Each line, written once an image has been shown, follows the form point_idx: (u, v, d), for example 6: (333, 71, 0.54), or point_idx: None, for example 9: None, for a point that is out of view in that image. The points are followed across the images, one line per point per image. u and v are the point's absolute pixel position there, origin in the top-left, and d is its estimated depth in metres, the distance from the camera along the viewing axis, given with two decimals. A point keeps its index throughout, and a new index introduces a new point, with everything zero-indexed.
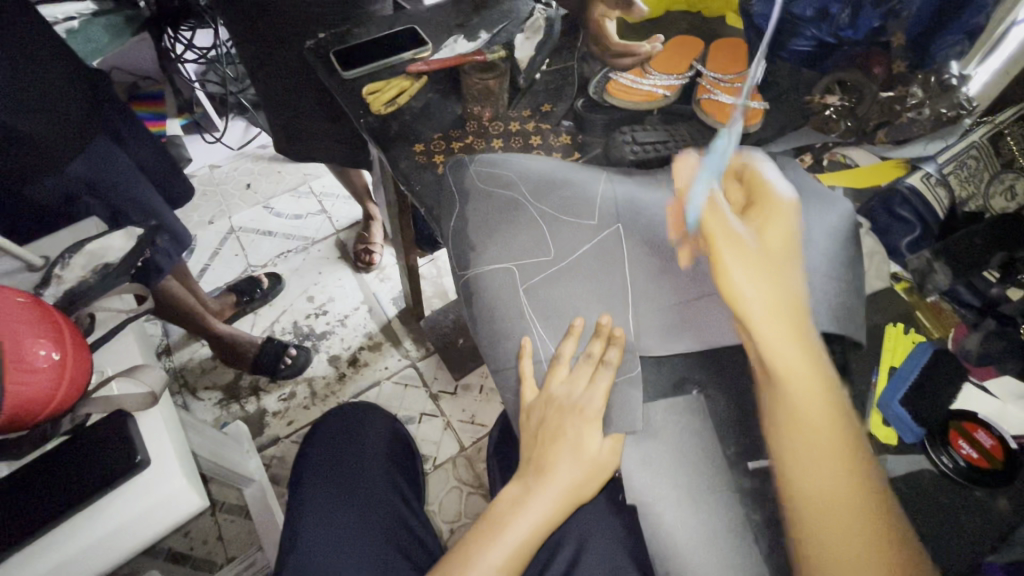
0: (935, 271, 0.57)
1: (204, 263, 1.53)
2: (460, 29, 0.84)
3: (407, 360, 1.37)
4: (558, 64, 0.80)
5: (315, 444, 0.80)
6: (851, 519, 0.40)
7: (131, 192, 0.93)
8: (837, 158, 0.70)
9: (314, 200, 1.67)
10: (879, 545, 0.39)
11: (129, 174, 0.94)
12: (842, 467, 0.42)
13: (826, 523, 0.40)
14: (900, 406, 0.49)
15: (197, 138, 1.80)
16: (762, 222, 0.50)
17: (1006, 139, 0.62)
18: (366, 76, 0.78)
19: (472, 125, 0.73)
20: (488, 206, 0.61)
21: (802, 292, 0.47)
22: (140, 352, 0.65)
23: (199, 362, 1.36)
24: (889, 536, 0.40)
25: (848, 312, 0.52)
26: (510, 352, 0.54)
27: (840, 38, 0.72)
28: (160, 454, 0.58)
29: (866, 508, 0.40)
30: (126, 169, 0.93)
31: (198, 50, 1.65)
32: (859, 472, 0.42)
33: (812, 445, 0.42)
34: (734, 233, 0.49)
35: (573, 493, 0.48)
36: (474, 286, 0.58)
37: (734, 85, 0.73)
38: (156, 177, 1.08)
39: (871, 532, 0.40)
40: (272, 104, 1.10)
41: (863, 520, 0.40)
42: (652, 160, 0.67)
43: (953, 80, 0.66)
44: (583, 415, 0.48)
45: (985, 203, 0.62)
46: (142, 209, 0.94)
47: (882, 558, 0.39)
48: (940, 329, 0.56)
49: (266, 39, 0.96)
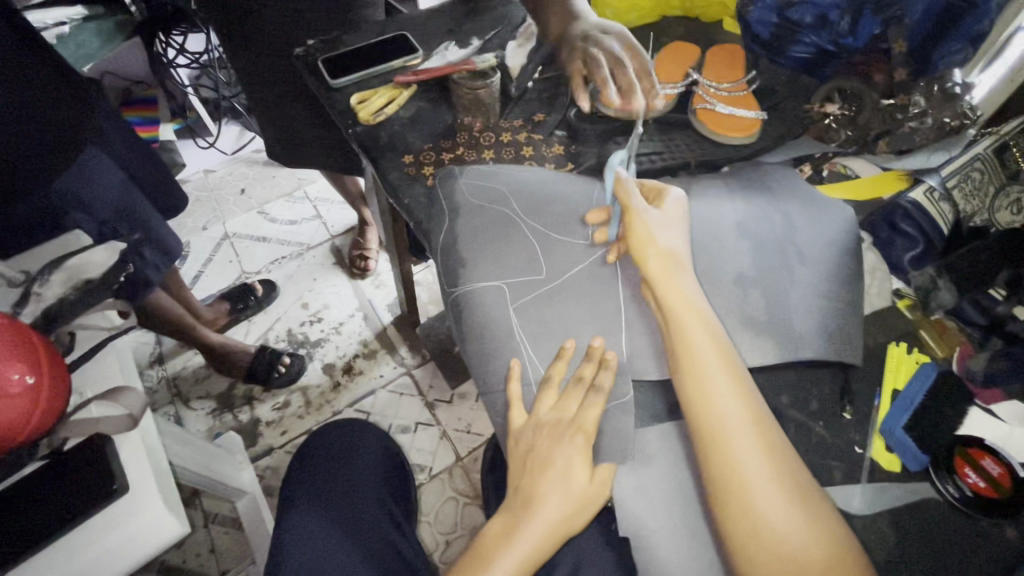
0: (939, 289, 0.56)
1: (197, 271, 1.51)
2: (452, 35, 0.82)
3: (402, 368, 1.35)
4: (551, 71, 0.78)
5: (306, 464, 0.79)
6: (756, 460, 0.41)
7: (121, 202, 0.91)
8: (837, 169, 0.69)
9: (308, 205, 1.65)
10: (788, 488, 0.40)
11: (124, 184, 0.92)
12: (747, 412, 0.43)
13: (734, 469, 0.41)
14: (903, 432, 0.48)
15: (191, 143, 1.77)
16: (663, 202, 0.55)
17: (1011, 151, 0.61)
18: (356, 84, 0.76)
19: (463, 136, 0.71)
20: (478, 223, 0.60)
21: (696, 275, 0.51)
22: (122, 372, 0.63)
23: (193, 371, 1.34)
24: (796, 477, 0.41)
25: (843, 341, 0.51)
26: (499, 375, 0.52)
27: (839, 45, 0.71)
28: (141, 479, 0.56)
29: (772, 450, 0.42)
30: (120, 177, 0.91)
31: (191, 55, 1.63)
32: (762, 417, 0.44)
33: (717, 396, 0.44)
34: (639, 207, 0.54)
35: (562, 527, 0.46)
36: (464, 303, 0.56)
37: (731, 94, 0.72)
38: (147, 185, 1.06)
39: (778, 472, 0.41)
40: (262, 111, 1.08)
41: (769, 459, 0.41)
42: (647, 173, 0.66)
43: (957, 88, 0.63)
44: (574, 444, 0.47)
45: (990, 217, 0.60)
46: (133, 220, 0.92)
47: (793, 496, 0.40)
48: (945, 350, 0.54)
49: (252, 44, 0.94)
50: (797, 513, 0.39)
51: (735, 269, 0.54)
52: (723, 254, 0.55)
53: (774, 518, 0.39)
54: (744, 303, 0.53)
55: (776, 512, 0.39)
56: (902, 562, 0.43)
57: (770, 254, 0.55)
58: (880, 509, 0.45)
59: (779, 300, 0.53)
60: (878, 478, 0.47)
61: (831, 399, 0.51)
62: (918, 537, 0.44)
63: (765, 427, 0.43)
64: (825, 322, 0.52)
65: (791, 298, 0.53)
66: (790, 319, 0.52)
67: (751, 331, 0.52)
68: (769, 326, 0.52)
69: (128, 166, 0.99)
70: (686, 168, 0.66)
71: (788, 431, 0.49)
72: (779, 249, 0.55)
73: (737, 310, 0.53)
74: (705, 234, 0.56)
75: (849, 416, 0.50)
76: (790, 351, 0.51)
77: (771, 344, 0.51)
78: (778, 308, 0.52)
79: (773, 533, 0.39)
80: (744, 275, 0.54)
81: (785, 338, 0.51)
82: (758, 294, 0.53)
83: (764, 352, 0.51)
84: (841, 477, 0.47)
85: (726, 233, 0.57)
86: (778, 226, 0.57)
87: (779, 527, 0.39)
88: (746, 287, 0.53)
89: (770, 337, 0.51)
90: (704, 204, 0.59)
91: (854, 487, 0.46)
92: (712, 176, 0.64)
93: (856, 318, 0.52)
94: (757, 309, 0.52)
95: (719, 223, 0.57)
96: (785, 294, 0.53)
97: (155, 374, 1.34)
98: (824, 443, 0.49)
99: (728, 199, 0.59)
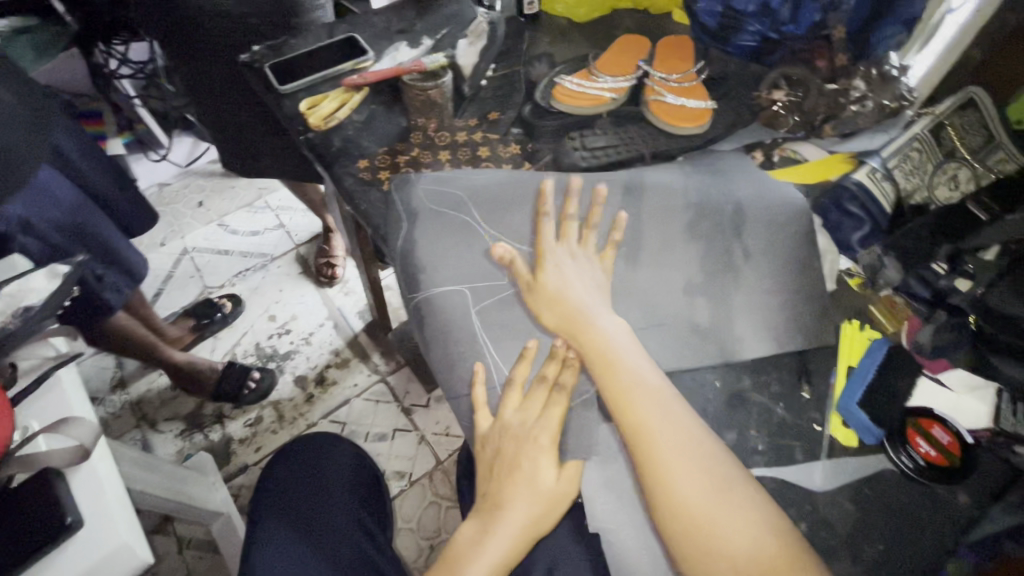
0: (886, 266, 0.59)
1: (157, 288, 1.46)
2: (403, 35, 0.80)
3: (376, 375, 1.33)
4: (504, 68, 0.77)
5: (275, 483, 0.77)
6: (694, 483, 0.44)
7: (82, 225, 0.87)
8: (786, 154, 0.69)
9: (271, 215, 1.60)
10: (723, 508, 0.44)
11: (77, 202, 0.86)
12: (678, 442, 0.46)
13: (675, 497, 0.44)
14: (859, 408, 0.51)
15: (141, 156, 1.70)
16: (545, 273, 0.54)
17: (948, 130, 0.64)
18: (307, 88, 0.74)
19: (418, 137, 0.70)
20: (437, 226, 0.59)
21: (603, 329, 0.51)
22: (75, 400, 0.59)
23: (158, 393, 1.29)
24: (735, 492, 0.44)
25: (787, 334, 0.54)
26: (463, 379, 0.52)
27: (782, 34, 0.71)
28: (97, 512, 0.53)
29: (708, 472, 0.45)
30: (75, 194, 0.86)
31: (135, 64, 1.51)
32: (694, 441, 0.47)
33: (648, 432, 0.47)
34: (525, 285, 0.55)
35: (531, 529, 0.47)
36: (424, 308, 0.55)
37: (682, 84, 0.72)
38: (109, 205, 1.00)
39: (715, 492, 0.44)
40: (213, 119, 1.04)
41: (705, 488, 0.44)
42: (604, 165, 0.66)
43: (894, 71, 0.68)
44: (538, 445, 0.47)
45: (930, 193, 0.62)
46: (89, 240, 0.88)
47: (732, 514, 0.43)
48: (894, 324, 0.57)
49: (197, 47, 0.90)
50: (739, 526, 0.43)
51: (683, 277, 0.56)
52: (674, 262, 0.57)
53: (719, 536, 0.43)
54: (691, 309, 0.55)
55: (721, 526, 0.43)
56: (859, 533, 0.45)
57: (717, 259, 0.57)
58: (841, 483, 0.48)
59: (723, 302, 0.55)
60: (836, 454, 0.49)
61: (790, 380, 0.53)
62: (876, 508, 0.47)
63: (698, 450, 0.46)
64: (769, 313, 0.55)
65: (734, 299, 0.55)
66: (732, 319, 0.55)
67: (698, 336, 0.54)
68: (713, 332, 0.54)
69: (91, 185, 0.93)
70: (641, 159, 0.67)
71: (751, 414, 0.52)
72: (726, 251, 0.57)
73: (685, 316, 0.54)
74: (655, 239, 0.58)
75: (807, 395, 0.52)
76: (731, 353, 0.53)
77: (714, 348, 0.53)
78: (723, 310, 0.55)
79: (720, 550, 0.42)
80: (693, 281, 0.56)
81: (727, 340, 0.54)
82: (703, 301, 0.55)
83: (709, 355, 0.53)
84: (803, 456, 0.49)
85: (677, 236, 0.58)
86: (729, 212, 0.59)
87: (725, 542, 0.42)
88: (693, 294, 0.55)
89: (714, 341, 0.54)
90: (656, 204, 0.60)
91: (815, 464, 0.49)
92: (668, 164, 0.65)
93: (803, 306, 0.55)
94: (703, 315, 0.54)
95: (669, 225, 0.58)
96: (728, 297, 0.55)
97: (117, 399, 1.29)
98: (785, 423, 0.51)
99: (681, 188, 0.61)
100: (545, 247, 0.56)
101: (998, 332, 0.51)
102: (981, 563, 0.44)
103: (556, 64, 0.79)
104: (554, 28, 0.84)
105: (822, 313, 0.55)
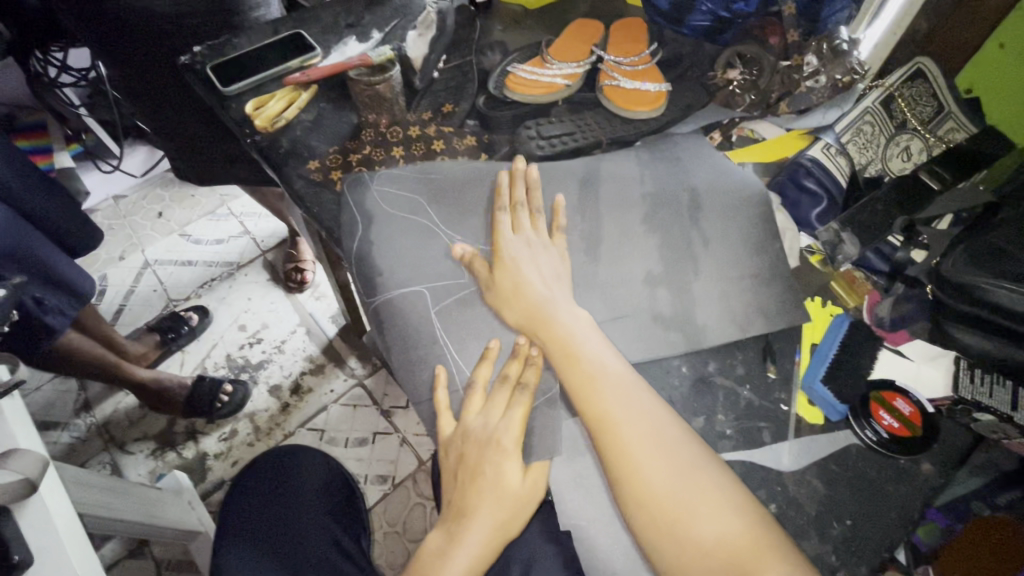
0: (844, 241, 0.58)
1: (118, 304, 1.40)
2: (352, 29, 0.76)
3: (353, 379, 1.30)
4: (456, 60, 0.75)
5: (241, 500, 0.78)
6: (662, 469, 0.44)
7: (23, 242, 0.80)
8: (745, 133, 0.70)
9: (233, 221, 1.54)
10: (693, 491, 0.43)
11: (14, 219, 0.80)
12: (644, 429, 0.46)
13: (643, 486, 0.44)
14: (821, 384, 0.52)
15: (93, 168, 1.59)
16: (502, 267, 0.54)
17: (898, 102, 0.65)
18: (252, 89, 0.70)
19: (370, 134, 0.67)
20: (394, 228, 0.58)
21: (564, 317, 0.51)
22: (25, 435, 0.51)
23: (126, 412, 1.24)
24: (702, 475, 0.44)
25: (749, 319, 0.55)
26: (425, 383, 0.51)
27: (733, 11, 0.71)
28: (49, 546, 0.46)
29: (675, 458, 0.45)
30: (9, 213, 0.79)
31: (75, 72, 1.39)
32: (660, 427, 0.46)
33: (614, 421, 0.46)
34: (486, 280, 0.54)
35: (498, 535, 0.47)
36: (383, 312, 0.54)
37: (635, 67, 0.71)
38: (52, 224, 0.93)
39: (682, 477, 0.44)
40: (159, 126, 0.99)
41: (672, 474, 0.44)
42: (562, 153, 0.64)
43: (845, 45, 0.69)
44: (501, 447, 0.47)
45: (884, 166, 0.65)
46: (30, 258, 0.81)
47: (698, 498, 0.43)
48: (855, 298, 0.58)
49: (133, 52, 0.85)
50: (707, 509, 0.42)
51: (643, 270, 0.56)
52: (632, 254, 0.57)
53: (688, 520, 0.42)
54: (654, 299, 0.55)
55: (690, 512, 0.42)
56: (828, 509, 0.46)
57: (675, 249, 0.57)
58: (808, 462, 0.49)
59: (683, 292, 0.55)
60: (804, 433, 0.50)
61: (756, 361, 0.54)
62: (844, 484, 0.48)
63: (663, 435, 0.46)
64: (731, 298, 0.55)
65: (695, 287, 0.55)
66: (695, 307, 0.55)
67: (661, 326, 0.54)
68: (677, 321, 0.54)
69: (27, 201, 0.88)
70: (599, 146, 0.66)
71: (718, 399, 0.52)
72: (683, 241, 0.58)
73: (647, 308, 0.54)
74: (613, 233, 0.58)
75: (773, 375, 0.53)
76: (697, 339, 0.53)
77: (678, 337, 0.53)
78: (683, 301, 0.55)
79: (689, 536, 0.42)
80: (653, 274, 0.56)
81: (691, 328, 0.54)
82: (665, 293, 0.55)
83: (674, 343, 0.53)
84: (772, 437, 0.50)
85: (635, 230, 0.58)
86: (684, 200, 0.60)
87: (693, 527, 0.42)
88: (654, 286, 0.55)
89: (677, 330, 0.54)
90: (612, 196, 0.60)
91: (783, 445, 0.49)
92: (624, 150, 0.64)
93: (765, 289, 0.56)
94: (665, 305, 0.54)
95: (626, 219, 0.59)
96: (688, 286, 0.55)
97: (83, 423, 1.23)
98: (753, 406, 0.51)
99: (637, 176, 0.61)
100: (500, 244, 0.56)
101: (954, 301, 0.50)
102: (952, 526, 0.47)
103: (510, 52, 0.77)
104: (508, 15, 0.82)
105: (785, 294, 0.56)
